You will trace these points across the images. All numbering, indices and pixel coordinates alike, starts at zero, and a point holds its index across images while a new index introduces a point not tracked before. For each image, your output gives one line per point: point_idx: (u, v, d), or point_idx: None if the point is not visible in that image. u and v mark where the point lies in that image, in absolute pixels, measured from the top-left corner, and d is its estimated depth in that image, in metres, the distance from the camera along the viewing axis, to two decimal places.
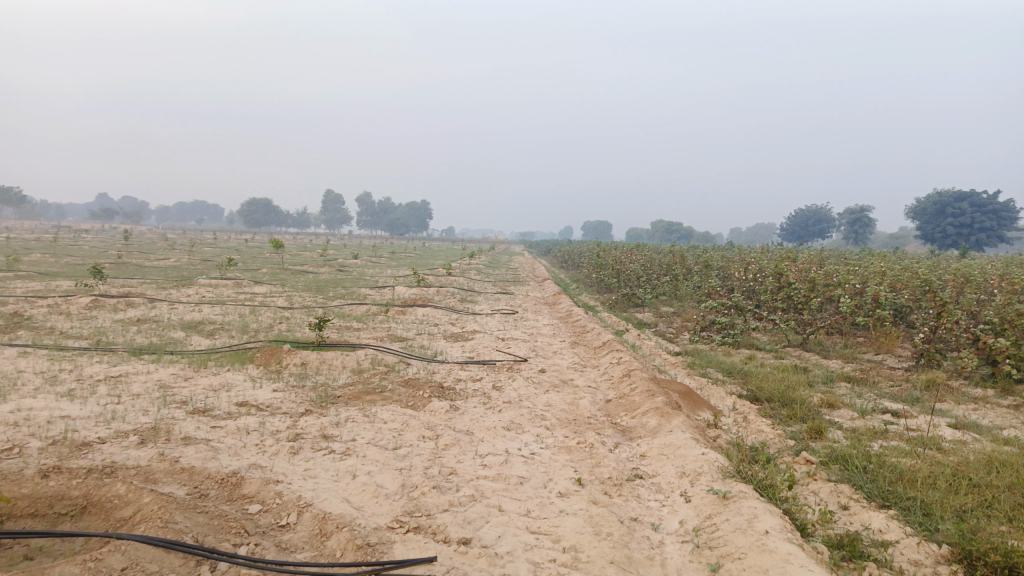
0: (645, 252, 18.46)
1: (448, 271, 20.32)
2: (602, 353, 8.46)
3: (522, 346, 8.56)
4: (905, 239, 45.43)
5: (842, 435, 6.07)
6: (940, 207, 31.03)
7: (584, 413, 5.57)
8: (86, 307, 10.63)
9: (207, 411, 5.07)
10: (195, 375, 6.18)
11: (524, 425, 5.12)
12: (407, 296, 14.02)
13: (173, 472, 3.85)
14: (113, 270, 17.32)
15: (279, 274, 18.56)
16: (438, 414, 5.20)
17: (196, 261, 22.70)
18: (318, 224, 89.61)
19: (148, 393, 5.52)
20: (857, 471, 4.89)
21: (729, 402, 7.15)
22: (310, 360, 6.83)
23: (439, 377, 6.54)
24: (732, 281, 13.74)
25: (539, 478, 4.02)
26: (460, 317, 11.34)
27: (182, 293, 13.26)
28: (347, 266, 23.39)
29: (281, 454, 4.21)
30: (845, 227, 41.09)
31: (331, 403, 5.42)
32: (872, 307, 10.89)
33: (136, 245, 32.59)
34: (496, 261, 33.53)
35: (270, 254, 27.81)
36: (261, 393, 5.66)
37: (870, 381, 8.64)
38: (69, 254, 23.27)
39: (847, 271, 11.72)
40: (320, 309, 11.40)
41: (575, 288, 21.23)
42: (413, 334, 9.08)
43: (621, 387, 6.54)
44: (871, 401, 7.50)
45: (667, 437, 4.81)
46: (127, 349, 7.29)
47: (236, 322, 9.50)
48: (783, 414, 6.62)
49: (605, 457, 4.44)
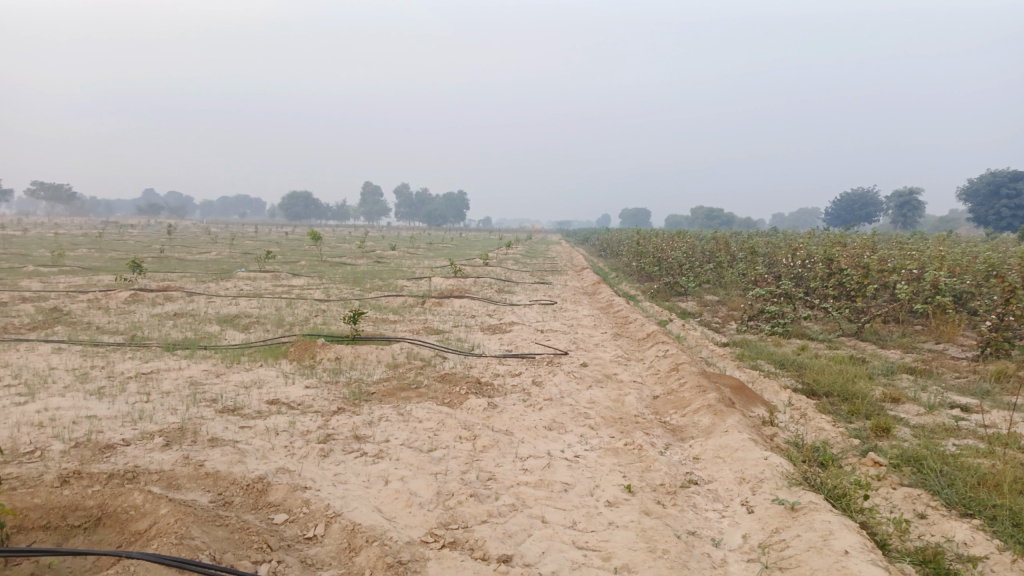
0: (687, 239, 17.94)
1: (485, 261, 20.06)
2: (646, 344, 8.10)
3: (562, 338, 8.23)
4: (957, 222, 43.70)
5: (910, 432, 5.63)
6: (994, 188, 29.69)
7: (631, 411, 5.23)
8: (125, 301, 10.61)
9: (237, 410, 4.87)
10: (226, 372, 6.01)
11: (567, 424, 4.82)
12: (445, 287, 13.81)
13: (197, 477, 3.63)
14: (154, 264, 17.47)
15: (317, 267, 18.54)
16: (476, 412, 4.92)
17: (236, 254, 22.89)
18: (357, 216, 90.31)
19: (177, 391, 5.35)
20: (932, 474, 4.47)
21: (784, 397, 6.73)
22: (344, 355, 6.61)
23: (477, 371, 6.26)
24: (780, 268, 13.20)
25: (585, 485, 3.71)
26: (499, 308, 11.06)
27: (221, 286, 13.23)
28: (385, 258, 23.36)
29: (310, 457, 3.97)
30: (893, 210, 39.73)
31: (364, 401, 5.18)
32: (931, 293, 10.30)
33: (179, 238, 33.23)
34: (533, 250, 33.19)
35: (308, 247, 27.85)
36: (293, 390, 5.45)
37: (933, 372, 8.13)
38: (112, 249, 23.56)
39: (904, 256, 11.13)
40: (357, 301, 11.24)
41: (615, 276, 20.78)
42: (450, 326, 8.83)
43: (669, 382, 6.18)
44: (938, 395, 7.00)
45: (722, 438, 4.46)
46: (161, 344, 7.16)
47: (272, 316, 9.36)
48: (843, 410, 6.18)
49: (656, 461, 4.11)
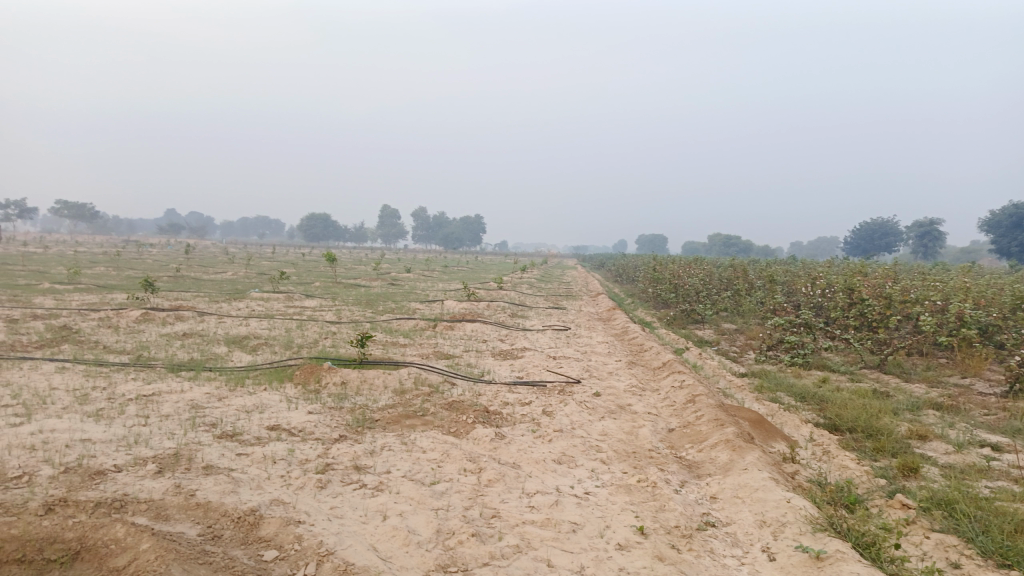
0: (704, 266, 17.70)
1: (500, 285, 19.94)
2: (662, 374, 7.87)
3: (575, 366, 8.01)
4: (978, 253, 43.07)
5: (939, 472, 5.35)
6: (1016, 219, 29.23)
7: (644, 445, 5.01)
8: (135, 320, 10.53)
9: (235, 436, 4.70)
10: (229, 395, 5.86)
11: (577, 457, 4.60)
12: (458, 310, 13.65)
13: (187, 508, 3.46)
14: (169, 283, 17.47)
15: (330, 288, 18.50)
16: (482, 443, 4.72)
17: (252, 274, 22.93)
18: (374, 238, 90.78)
19: (176, 414, 5.19)
20: (966, 519, 4.20)
21: (805, 432, 6.47)
22: (350, 380, 6.45)
23: (486, 399, 6.07)
24: (799, 297, 12.94)
25: (594, 526, 3.50)
26: (511, 333, 10.87)
27: (233, 306, 13.15)
28: (399, 280, 23.34)
29: (306, 488, 3.78)
30: (913, 241, 39.23)
31: (368, 429, 5.00)
32: (956, 326, 9.99)
33: (197, 258, 33.47)
34: (548, 274, 33.03)
35: (323, 269, 27.88)
36: (295, 415, 5.29)
37: (961, 408, 7.82)
38: (129, 267, 23.70)
39: (927, 287, 10.84)
40: (368, 324, 11.11)
41: (630, 303, 20.54)
42: (461, 351, 8.65)
43: (685, 415, 5.95)
44: (966, 432, 6.71)
45: (741, 476, 4.23)
46: (166, 365, 7.04)
47: (281, 337, 9.23)
48: (867, 447, 5.92)
49: (671, 500, 3.89)
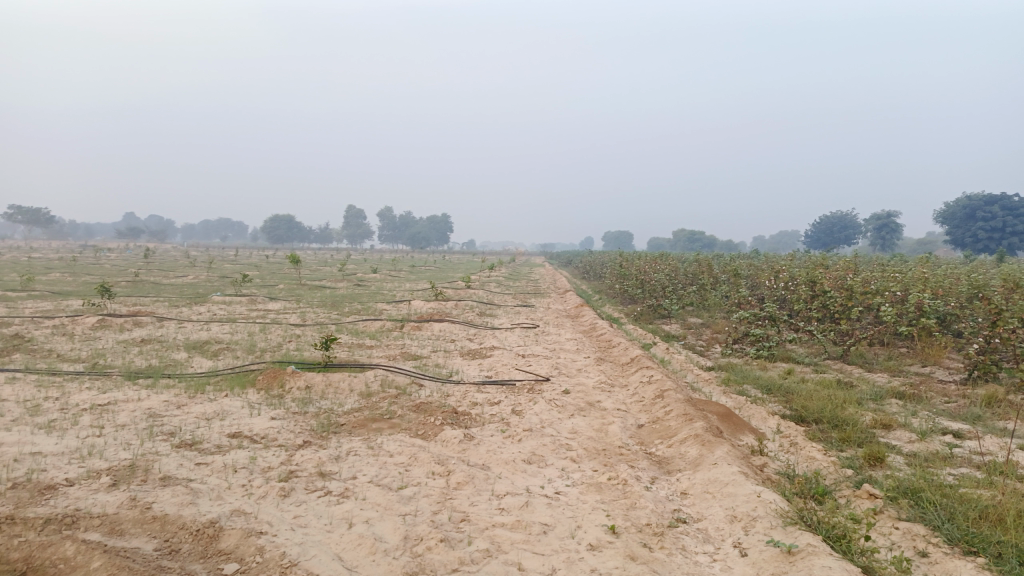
0: (670, 261, 17.81)
1: (467, 283, 19.83)
2: (630, 369, 7.86)
3: (544, 363, 7.96)
4: (934, 244, 44.15)
5: (904, 461, 5.42)
6: (969, 211, 30.01)
7: (614, 442, 4.98)
8: (91, 327, 10.21)
9: (195, 444, 4.56)
10: (189, 402, 5.69)
11: (547, 457, 4.55)
12: (425, 310, 13.53)
13: (143, 520, 3.32)
14: (127, 288, 17.04)
15: (295, 290, 18.22)
16: (450, 445, 4.64)
17: (213, 277, 22.50)
18: (340, 239, 89.89)
19: (133, 424, 5.02)
20: (932, 507, 4.25)
21: (773, 424, 6.51)
22: (315, 384, 6.32)
23: (454, 400, 5.99)
24: (763, 290, 13.08)
25: (565, 526, 3.44)
26: (479, 332, 10.79)
27: (194, 311, 12.84)
28: (365, 280, 23.09)
29: (269, 497, 3.67)
30: (871, 233, 40.05)
31: (333, 434, 4.88)
32: (915, 315, 10.17)
33: (157, 262, 32.79)
34: (515, 273, 33.02)
35: (288, 271, 27.48)
36: (258, 421, 5.15)
37: (922, 396, 7.95)
38: (86, 273, 23.06)
39: (887, 278, 11.02)
40: (333, 326, 10.93)
41: (598, 299, 20.59)
42: (428, 352, 8.55)
43: (655, 410, 5.93)
44: (928, 420, 6.82)
45: (711, 471, 4.21)
46: (122, 373, 6.82)
47: (243, 341, 9.03)
48: (833, 438, 5.97)
49: (642, 497, 3.85)
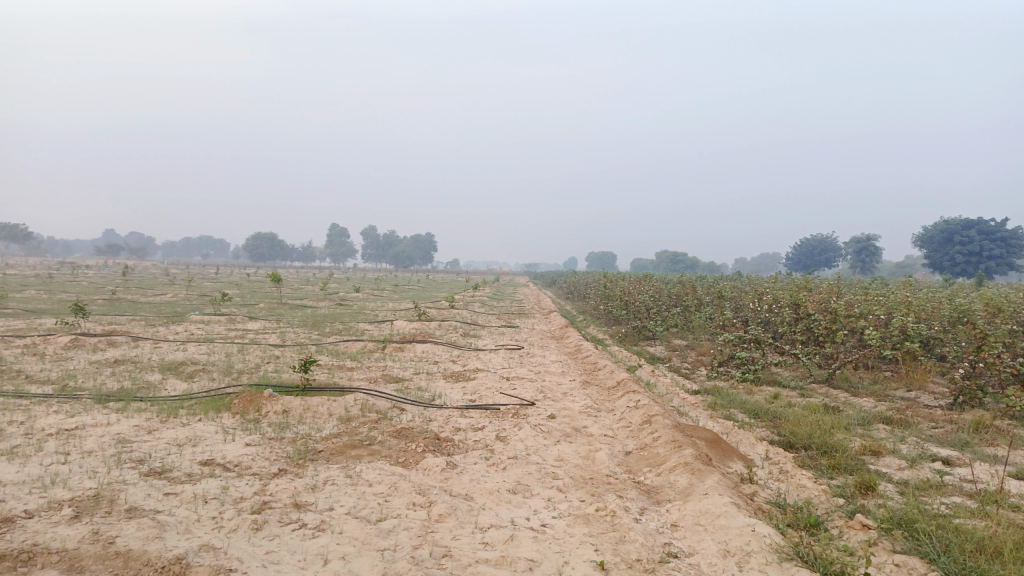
0: (654, 283, 17.75)
1: (451, 303, 19.67)
2: (616, 393, 7.73)
3: (528, 387, 7.81)
4: (912, 267, 44.65)
5: (895, 489, 5.32)
6: (946, 235, 30.36)
7: (602, 470, 4.84)
8: (63, 347, 9.93)
9: (164, 473, 4.35)
10: (160, 427, 5.48)
11: (532, 486, 4.40)
12: (407, 331, 13.35)
13: (104, 556, 3.12)
14: (103, 307, 16.70)
15: (275, 310, 17.94)
16: (432, 474, 4.48)
17: (193, 296, 22.16)
18: (323, 257, 89.42)
19: (101, 450, 4.80)
20: (927, 539, 4.14)
21: (761, 451, 6.40)
22: (293, 408, 6.12)
23: (436, 425, 5.82)
24: (747, 312, 13.03)
25: (552, 562, 3.29)
26: (462, 354, 10.63)
27: (171, 330, 12.57)
28: (348, 300, 22.82)
29: (241, 531, 3.48)
30: (851, 256, 40.41)
31: (310, 462, 4.69)
32: (899, 339, 10.15)
33: (135, 280, 32.34)
34: (499, 293, 32.83)
35: (268, 289, 27.13)
36: (232, 448, 4.95)
37: (909, 422, 7.87)
38: (62, 291, 22.61)
39: (871, 301, 11.01)
40: (314, 347, 10.71)
41: (582, 320, 20.50)
42: (410, 374, 8.38)
43: (642, 436, 5.81)
44: (916, 446, 6.74)
45: (701, 502, 4.08)
46: (92, 396, 6.58)
47: (220, 363, 8.80)
48: (823, 465, 5.86)
49: (631, 529, 3.72)
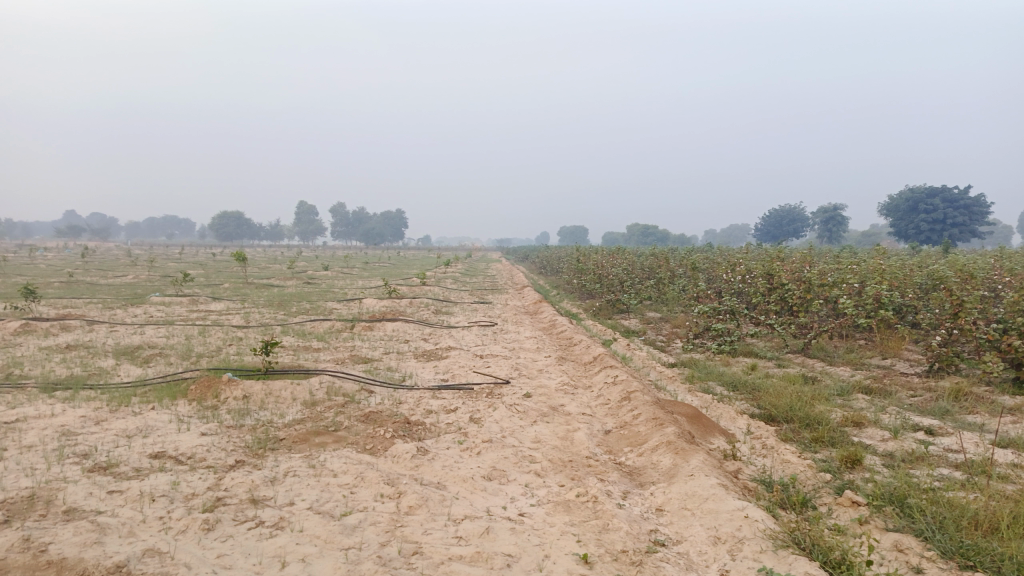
0: (627, 256, 17.55)
1: (422, 280, 19.34)
2: (593, 369, 7.51)
3: (503, 365, 7.54)
4: (879, 236, 45.15)
5: (880, 462, 5.18)
6: (912, 204, 30.62)
7: (581, 451, 4.60)
8: (12, 333, 9.40)
9: (109, 468, 4.02)
10: (109, 418, 5.11)
11: (508, 472, 4.14)
12: (377, 309, 12.98)
13: (33, 566, 2.77)
14: (59, 289, 16.05)
15: (241, 289, 17.45)
16: (402, 462, 4.20)
17: (154, 277, 21.53)
18: (291, 236, 88.02)
19: (42, 444, 4.44)
20: (920, 515, 3.98)
21: (742, 425, 6.22)
22: (253, 394, 5.79)
23: (406, 408, 5.54)
24: (721, 283, 12.88)
25: (531, 557, 3.05)
26: (434, 331, 10.33)
27: (129, 313, 12.06)
28: (316, 278, 22.33)
29: (191, 533, 3.17)
30: (819, 226, 40.64)
31: (269, 452, 4.38)
32: (874, 307, 10.06)
33: (95, 261, 31.37)
34: (470, 268, 32.46)
35: (233, 269, 26.48)
36: (185, 439, 4.62)
37: (887, 391, 7.77)
38: (17, 274, 21.71)
39: (843, 270, 10.90)
40: (279, 327, 10.32)
41: (555, 294, 20.28)
42: (380, 354, 8.06)
43: (622, 414, 5.58)
44: (898, 416, 6.62)
45: (687, 484, 3.86)
46: (38, 384, 6.17)
47: (180, 346, 8.40)
48: (806, 438, 5.70)
49: (616, 516, 3.49)
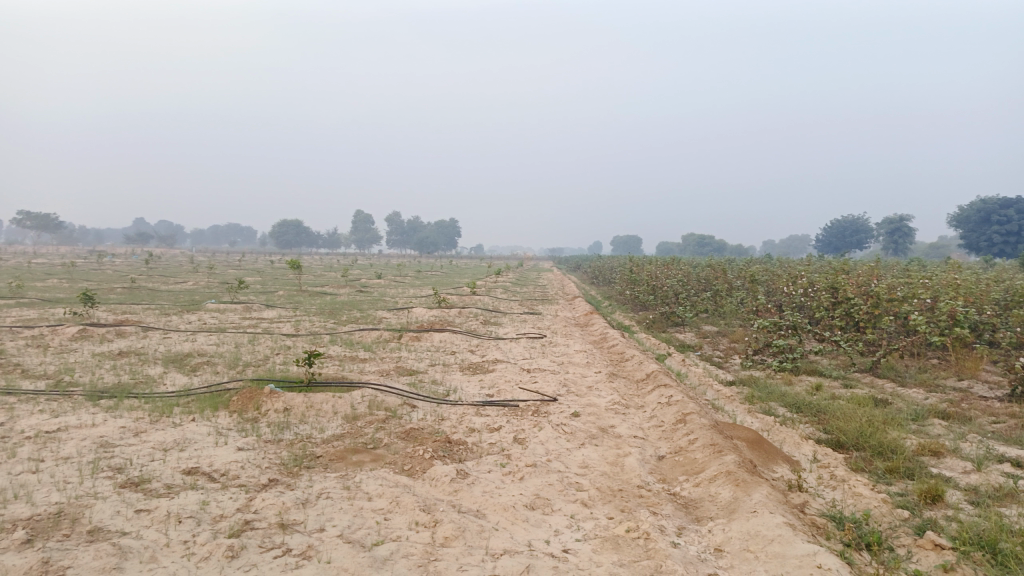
0: (683, 267, 17.06)
1: (472, 290, 19.22)
2: (646, 387, 7.16)
3: (551, 380, 7.27)
4: (947, 248, 43.24)
5: (964, 499, 4.70)
6: (984, 215, 29.14)
7: (632, 479, 4.30)
8: (69, 338, 9.56)
9: (141, 484, 3.89)
10: (148, 429, 5.03)
11: (553, 501, 3.86)
12: (426, 319, 12.84)
13: None
14: (121, 295, 16.45)
15: (294, 297, 17.58)
16: (440, 486, 3.96)
17: (211, 283, 21.93)
18: (347, 244, 89.46)
19: (78, 456, 4.36)
20: (1016, 563, 3.53)
21: (808, 452, 5.79)
22: (294, 406, 5.66)
23: (449, 426, 5.31)
24: (781, 297, 12.33)
25: None
26: (482, 343, 10.11)
27: (184, 320, 12.19)
28: (368, 287, 22.47)
29: (213, 562, 2.98)
30: (884, 237, 39.14)
31: (304, 470, 4.21)
32: (948, 324, 9.41)
33: (158, 267, 32.30)
34: (521, 278, 32.25)
35: (288, 277, 26.83)
36: (220, 453, 4.48)
37: (966, 417, 7.19)
38: (84, 279, 22.46)
39: (914, 285, 10.26)
40: (327, 336, 10.26)
41: (608, 306, 19.90)
42: (426, 366, 7.87)
43: (676, 438, 5.24)
44: (979, 445, 6.08)
45: (749, 522, 3.52)
46: (84, 392, 6.16)
47: (228, 355, 8.38)
48: (879, 469, 5.25)
49: (669, 556, 3.17)
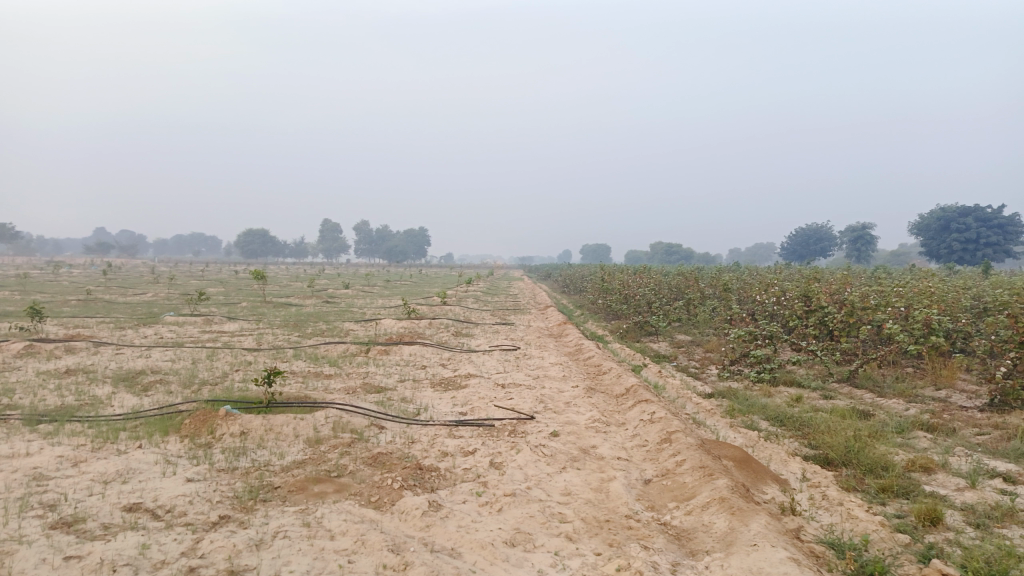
0: (655, 275, 16.85)
1: (443, 300, 18.86)
2: (625, 403, 6.88)
3: (527, 396, 6.95)
4: (909, 255, 43.90)
5: (963, 519, 4.47)
6: (944, 223, 29.54)
7: (619, 507, 3.99)
8: (14, 356, 8.98)
9: (74, 525, 3.47)
10: (89, 458, 4.59)
11: (535, 535, 3.53)
12: (395, 331, 12.44)
13: None
14: (76, 308, 15.75)
15: (258, 309, 17.04)
16: (410, 521, 3.61)
17: (171, 295, 21.19)
18: (315, 253, 88.32)
19: (6, 492, 3.91)
20: None
21: (796, 470, 5.54)
22: (252, 430, 5.25)
23: (419, 449, 4.95)
24: (756, 305, 12.14)
25: None
26: (453, 356, 9.75)
27: (139, 334, 11.62)
28: (335, 297, 21.98)
29: None
30: (848, 245, 39.55)
31: (260, 505, 3.82)
32: (924, 333, 9.25)
33: (117, 278, 31.25)
34: (492, 286, 31.90)
35: (251, 287, 26.10)
36: (168, 486, 4.07)
37: (950, 428, 7.00)
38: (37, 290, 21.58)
39: (888, 292, 10.14)
40: (291, 350, 9.82)
41: (580, 315, 19.62)
42: (394, 382, 7.50)
43: (662, 459, 4.95)
44: (967, 460, 5.88)
45: (749, 556, 3.23)
46: (22, 416, 5.68)
47: (183, 372, 7.91)
48: (871, 487, 5.01)
49: None
